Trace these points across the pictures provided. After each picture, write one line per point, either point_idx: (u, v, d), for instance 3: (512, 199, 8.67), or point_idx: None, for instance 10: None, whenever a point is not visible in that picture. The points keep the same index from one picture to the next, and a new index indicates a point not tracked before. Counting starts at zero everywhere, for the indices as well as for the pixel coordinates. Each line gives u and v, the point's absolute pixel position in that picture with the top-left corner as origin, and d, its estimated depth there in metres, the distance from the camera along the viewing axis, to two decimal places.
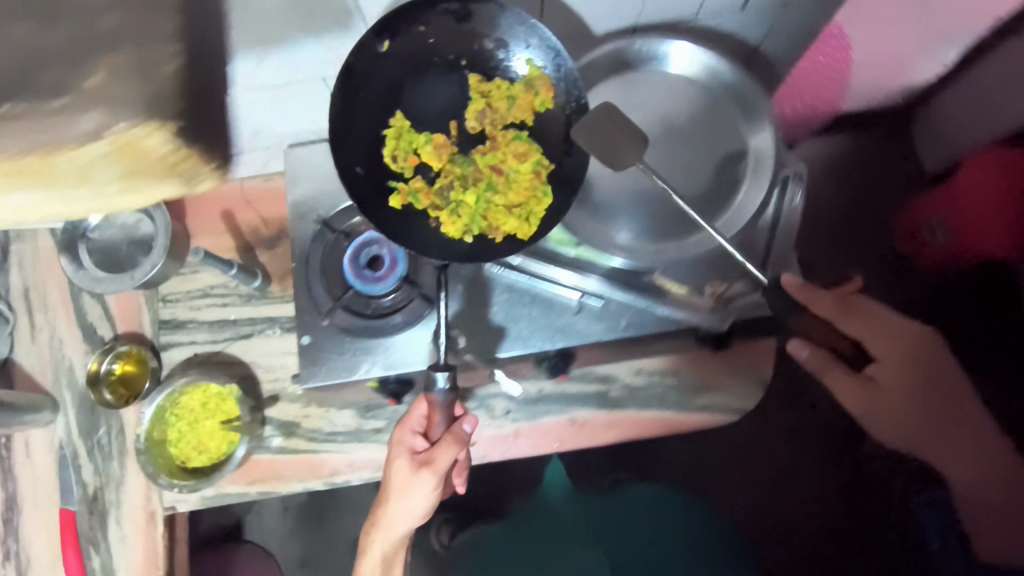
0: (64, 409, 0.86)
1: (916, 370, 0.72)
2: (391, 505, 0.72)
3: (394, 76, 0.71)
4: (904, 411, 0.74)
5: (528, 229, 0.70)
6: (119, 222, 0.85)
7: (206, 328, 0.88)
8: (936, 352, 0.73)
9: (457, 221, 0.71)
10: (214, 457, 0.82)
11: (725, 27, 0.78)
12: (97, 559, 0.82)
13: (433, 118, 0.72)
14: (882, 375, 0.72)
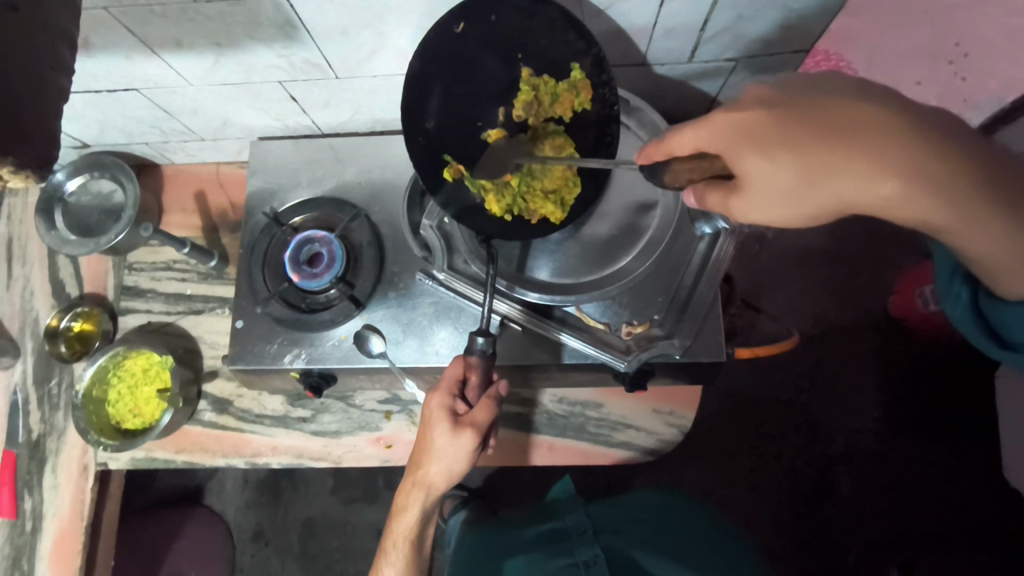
0: (24, 357, 0.92)
1: (757, 140, 0.46)
2: (429, 467, 0.68)
3: (459, 53, 0.69)
4: (788, 195, 0.46)
5: (564, 214, 0.72)
6: (95, 190, 0.92)
7: (162, 300, 0.93)
8: (833, 101, 0.44)
9: (502, 201, 0.72)
10: (148, 421, 0.88)
11: (676, 74, 0.79)
12: (29, 502, 0.87)
13: (479, 105, 0.72)
14: (736, 165, 0.47)
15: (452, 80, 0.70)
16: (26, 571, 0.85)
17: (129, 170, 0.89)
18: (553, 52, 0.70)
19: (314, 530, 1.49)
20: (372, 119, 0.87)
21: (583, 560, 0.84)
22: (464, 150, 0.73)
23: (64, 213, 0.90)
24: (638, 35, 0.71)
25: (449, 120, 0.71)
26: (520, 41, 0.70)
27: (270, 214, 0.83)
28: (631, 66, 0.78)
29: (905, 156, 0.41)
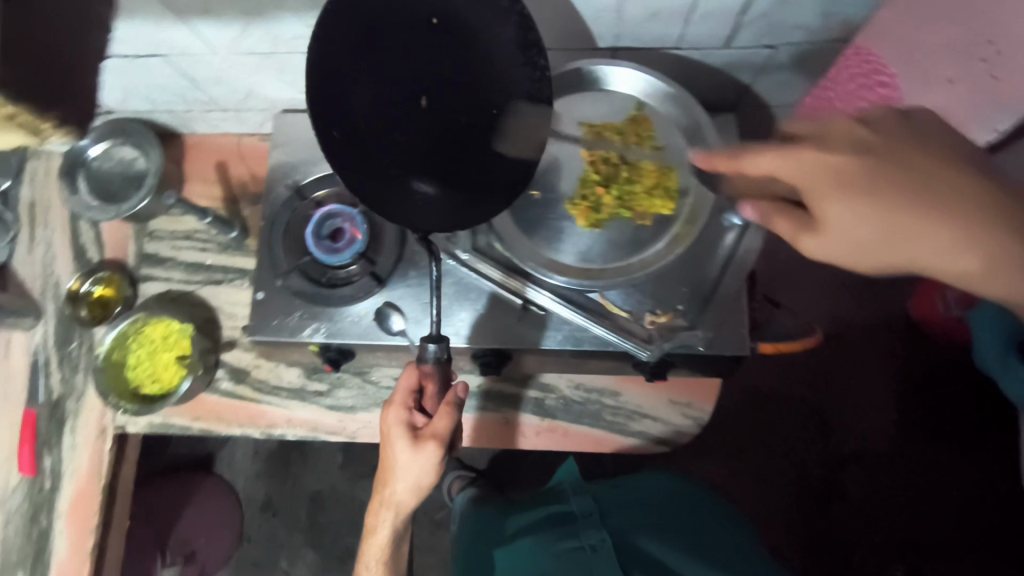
0: (44, 319, 0.93)
1: (843, 188, 0.49)
2: (391, 486, 0.68)
3: (362, 29, 0.58)
4: (877, 245, 0.49)
5: (672, 204, 0.75)
6: (117, 157, 0.91)
7: (182, 269, 0.93)
8: (864, 230, 0.49)
9: (593, 212, 0.75)
10: (165, 388, 0.87)
11: (711, 60, 0.77)
12: (49, 459, 0.88)
13: (393, 87, 0.61)
14: (819, 206, 0.50)
15: (356, 55, 0.58)
16: (44, 528, 0.86)
17: (155, 139, 0.88)
18: (475, 23, 0.62)
19: (321, 503, 1.53)
20: None
21: (587, 544, 0.85)
22: (383, 134, 0.61)
23: (86, 179, 0.89)
24: (674, 17, 0.68)
25: (361, 104, 0.59)
26: (432, 3, 0.61)
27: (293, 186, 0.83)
28: (662, 50, 0.75)
29: (950, 246, 0.48)
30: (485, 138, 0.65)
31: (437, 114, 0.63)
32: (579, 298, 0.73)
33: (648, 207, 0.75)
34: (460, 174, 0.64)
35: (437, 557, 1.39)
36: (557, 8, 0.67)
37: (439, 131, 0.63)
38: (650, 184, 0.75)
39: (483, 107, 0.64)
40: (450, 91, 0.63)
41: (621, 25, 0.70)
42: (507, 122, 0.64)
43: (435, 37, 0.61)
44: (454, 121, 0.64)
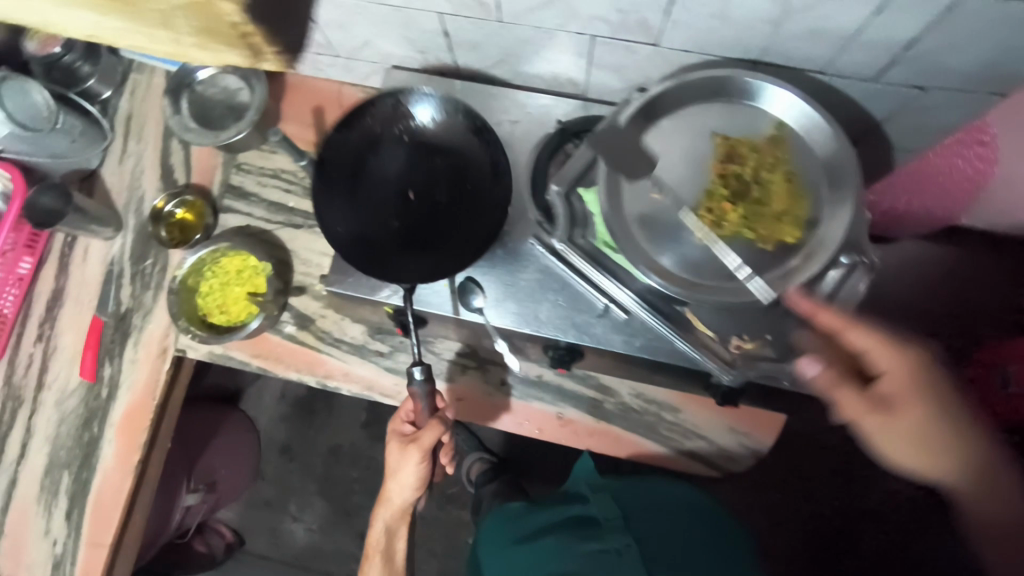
0: (124, 232, 0.94)
1: (901, 383, 0.56)
2: (388, 485, 0.79)
3: (354, 142, 0.77)
4: (905, 444, 0.57)
5: (800, 233, 0.58)
6: (222, 84, 0.91)
7: (264, 207, 0.94)
8: (908, 423, 0.56)
9: (713, 222, 0.60)
10: (232, 321, 0.88)
11: (852, 91, 0.69)
12: (108, 370, 0.90)
13: (386, 182, 0.78)
14: (886, 388, 0.57)
15: (353, 166, 0.77)
16: (94, 435, 0.88)
17: (262, 74, 0.88)
18: (460, 141, 0.78)
19: (339, 457, 1.56)
20: (513, 71, 0.82)
21: (615, 549, 0.86)
22: (380, 223, 0.77)
23: (189, 100, 0.90)
24: (833, 41, 0.61)
25: (377, 211, 0.77)
26: (406, 124, 0.78)
27: None
28: (807, 72, 0.67)
29: (951, 466, 0.58)
30: (469, 216, 0.77)
31: (420, 202, 0.78)
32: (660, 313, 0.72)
33: (772, 235, 0.59)
34: (448, 245, 0.75)
35: (444, 531, 1.40)
36: (708, 30, 0.63)
37: (422, 211, 0.78)
38: (781, 210, 0.59)
39: (459, 184, 0.78)
40: (424, 179, 0.78)
41: (771, 42, 0.63)
42: (478, 197, 0.77)
43: (417, 150, 0.78)
44: (435, 201, 0.78)
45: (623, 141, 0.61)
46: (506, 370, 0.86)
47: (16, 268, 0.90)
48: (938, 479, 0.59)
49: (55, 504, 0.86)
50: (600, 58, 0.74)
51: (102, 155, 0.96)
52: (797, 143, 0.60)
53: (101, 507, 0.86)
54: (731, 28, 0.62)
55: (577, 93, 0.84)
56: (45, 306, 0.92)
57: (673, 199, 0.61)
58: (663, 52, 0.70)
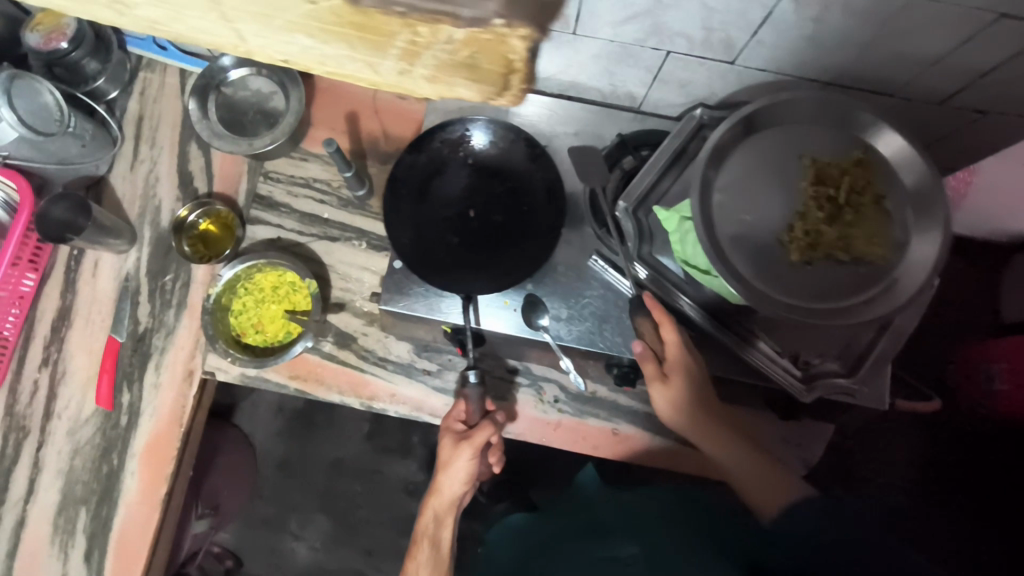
0: (139, 245, 0.87)
1: (681, 371, 0.70)
2: (439, 485, 0.76)
3: (419, 161, 0.78)
4: (683, 416, 0.71)
5: (888, 254, 0.60)
6: (253, 87, 0.86)
7: (296, 217, 0.88)
8: (689, 398, 0.70)
9: (809, 243, 0.60)
10: (268, 340, 0.83)
11: (916, 113, 0.72)
12: (127, 397, 0.83)
13: (448, 201, 0.78)
14: (671, 372, 0.70)
15: (418, 183, 0.77)
16: (113, 467, 0.81)
17: (299, 79, 0.84)
18: (520, 166, 0.78)
19: (341, 471, 1.48)
20: (569, 82, 0.80)
21: (623, 558, 0.72)
22: (441, 240, 0.76)
23: (218, 103, 0.85)
24: (915, 63, 0.64)
25: (441, 229, 0.77)
26: (468, 149, 0.78)
27: (452, 148, 0.78)
28: (877, 94, 0.70)
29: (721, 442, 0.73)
30: (524, 239, 0.76)
31: (481, 222, 0.77)
32: (722, 332, 0.70)
33: (861, 256, 0.60)
34: (505, 266, 0.75)
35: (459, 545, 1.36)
36: (794, 49, 0.64)
37: (482, 232, 0.77)
38: (871, 232, 0.60)
39: (516, 207, 0.77)
40: (485, 199, 0.78)
41: (853, 62, 0.65)
42: (535, 219, 0.77)
43: (477, 173, 0.78)
44: (492, 221, 0.77)
45: (720, 150, 0.62)
46: (560, 386, 0.85)
47: (19, 287, 0.81)
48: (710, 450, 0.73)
49: (72, 544, 0.79)
50: (668, 73, 0.73)
51: (111, 161, 0.88)
52: (882, 167, 0.62)
53: (125, 545, 0.79)
54: (819, 49, 0.64)
55: (630, 106, 0.83)
56: (51, 327, 0.84)
57: (764, 219, 0.61)
58: (739, 70, 0.70)
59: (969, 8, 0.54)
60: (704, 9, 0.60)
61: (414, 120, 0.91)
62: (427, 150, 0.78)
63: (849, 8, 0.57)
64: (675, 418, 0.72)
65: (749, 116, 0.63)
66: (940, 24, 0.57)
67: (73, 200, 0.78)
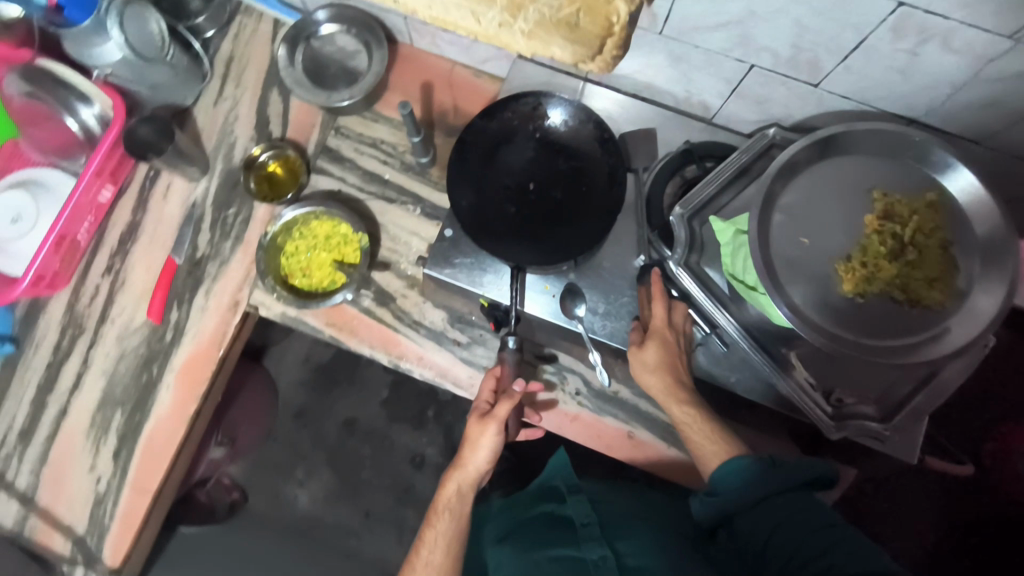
0: (209, 175, 0.91)
1: (659, 332, 0.70)
2: (466, 458, 0.74)
3: (496, 129, 0.80)
4: (658, 377, 0.69)
5: (944, 300, 0.58)
6: (340, 44, 0.90)
7: (358, 174, 0.91)
8: (664, 360, 0.69)
9: (864, 277, 0.59)
10: (313, 285, 0.87)
11: (1001, 165, 0.69)
12: (175, 315, 0.87)
13: (511, 172, 0.79)
14: (650, 332, 0.71)
15: (489, 150, 0.79)
16: (152, 377, 0.85)
17: (384, 42, 0.87)
18: (585, 146, 0.79)
19: (353, 430, 1.52)
20: (646, 84, 0.80)
21: (589, 558, 0.70)
22: (498, 209, 0.78)
23: (305, 53, 0.89)
24: (1008, 113, 0.62)
25: (499, 198, 0.78)
26: (538, 124, 0.79)
27: (523, 121, 0.79)
28: (962, 139, 0.68)
29: (692, 418, 0.69)
30: (580, 217, 0.77)
31: (540, 197, 0.78)
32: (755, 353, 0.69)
33: (917, 299, 0.59)
34: (557, 241, 0.76)
35: None
36: (884, 81, 0.63)
37: (539, 206, 0.78)
38: (932, 275, 0.59)
39: (575, 185, 0.78)
40: (548, 175, 0.79)
41: (943, 103, 0.64)
42: (592, 200, 0.78)
43: (543, 147, 0.79)
44: (551, 197, 0.78)
45: (790, 167, 0.62)
46: (584, 381, 0.85)
47: (97, 197, 0.87)
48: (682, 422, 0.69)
49: (104, 442, 0.84)
50: (748, 88, 0.73)
51: (197, 94, 0.93)
52: (954, 212, 0.60)
53: (151, 451, 0.83)
54: (909, 84, 0.62)
55: (702, 117, 0.83)
56: (119, 238, 0.89)
57: (821, 247, 0.61)
58: (822, 95, 0.69)
59: None
60: (797, 26, 0.59)
61: (485, 99, 0.92)
62: (498, 120, 0.79)
63: (950, 47, 0.56)
64: (648, 380, 0.70)
65: (826, 138, 0.62)
66: None
67: (157, 122, 0.82)
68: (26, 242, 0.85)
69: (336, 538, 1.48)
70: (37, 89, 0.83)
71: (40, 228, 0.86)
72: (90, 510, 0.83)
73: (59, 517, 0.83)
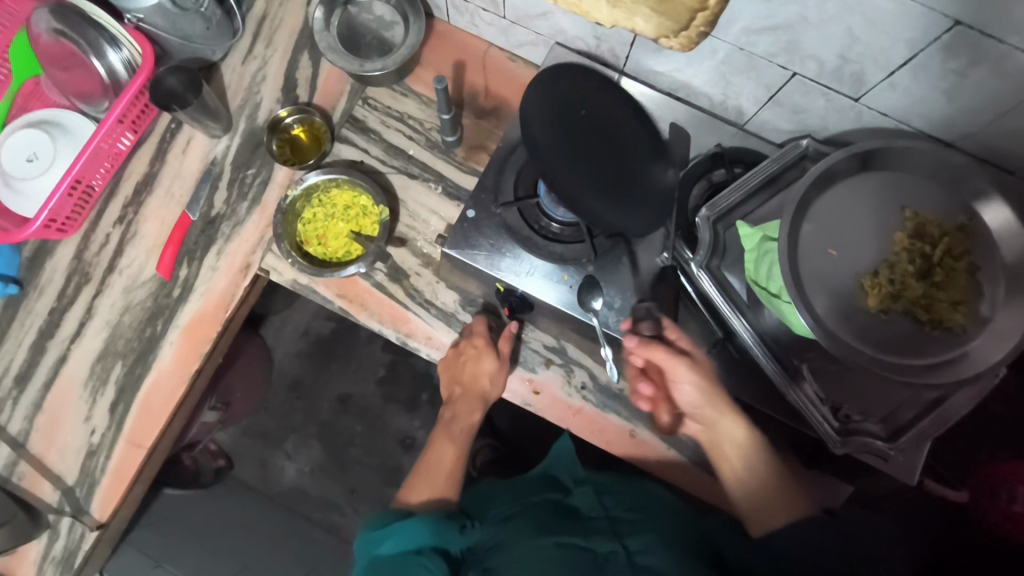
0: (231, 134, 0.90)
1: (694, 355, 0.72)
2: (485, 395, 0.83)
3: (549, 98, 0.65)
4: (709, 400, 0.71)
5: (965, 323, 0.59)
6: (376, 13, 0.89)
7: (383, 147, 0.89)
8: (714, 387, 0.71)
9: (888, 295, 0.59)
10: (327, 254, 0.86)
11: None
12: (185, 271, 0.86)
13: (573, 141, 0.63)
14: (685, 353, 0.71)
15: (555, 118, 0.64)
16: (156, 333, 0.84)
17: (422, 14, 0.85)
18: (619, 114, 0.67)
19: (346, 407, 1.51)
20: (683, 83, 0.80)
21: (598, 550, 0.69)
22: (586, 185, 0.61)
23: (341, 18, 0.88)
24: None
25: (579, 175, 0.61)
26: (575, 94, 0.66)
27: (558, 86, 0.66)
28: (995, 166, 0.68)
29: (739, 441, 0.71)
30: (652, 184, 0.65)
31: (607, 166, 0.63)
32: (767, 360, 0.69)
33: (940, 320, 0.59)
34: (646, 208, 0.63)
35: None
36: (926, 101, 0.63)
37: (616, 179, 0.63)
38: (957, 298, 0.59)
39: (629, 152, 0.65)
40: (596, 143, 0.64)
41: (983, 128, 0.64)
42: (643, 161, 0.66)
43: (586, 117, 0.65)
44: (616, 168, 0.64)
45: (825, 178, 0.62)
46: (590, 376, 0.85)
47: (116, 145, 0.85)
48: (734, 442, 0.71)
49: (101, 393, 0.83)
50: (786, 96, 0.72)
51: (226, 50, 0.91)
52: (982, 239, 0.60)
53: (148, 407, 0.82)
54: (952, 105, 0.62)
55: (734, 122, 0.82)
56: (134, 189, 0.88)
57: (848, 260, 0.60)
58: (862, 109, 0.69)
59: None
60: (849, 36, 0.59)
61: (518, 84, 0.91)
62: (540, 90, 0.65)
63: (999, 71, 0.56)
64: (702, 405, 0.71)
65: (864, 153, 0.61)
66: None
67: (187, 74, 0.81)
68: (38, 183, 0.84)
69: (319, 513, 1.47)
70: (65, 27, 0.80)
71: (54, 171, 0.84)
72: (82, 461, 0.82)
73: (50, 465, 0.82)
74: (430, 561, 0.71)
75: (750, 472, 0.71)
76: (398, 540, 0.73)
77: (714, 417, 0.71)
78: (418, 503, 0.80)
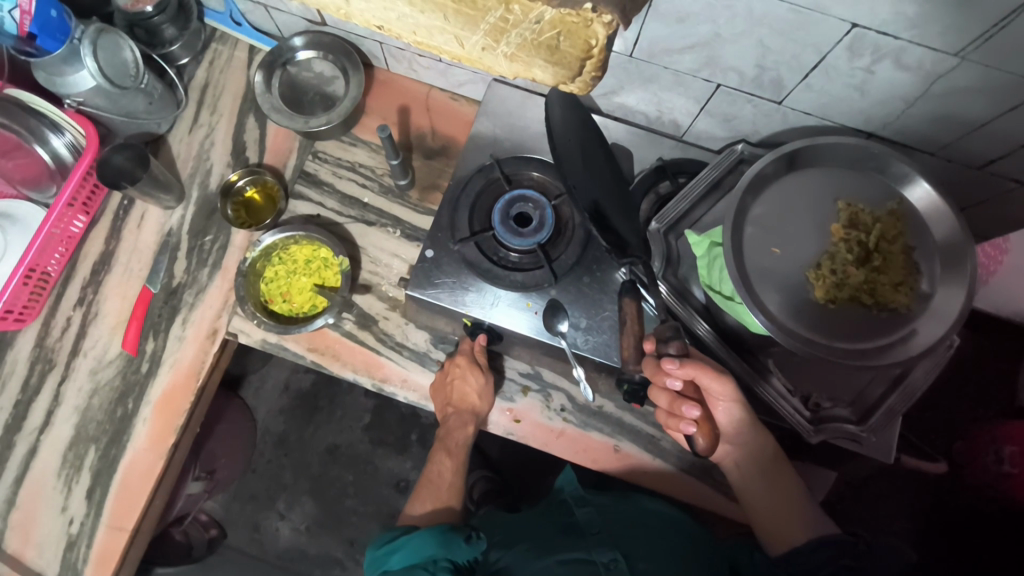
0: (185, 204, 0.90)
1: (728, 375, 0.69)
2: (478, 411, 0.82)
3: (576, 105, 0.76)
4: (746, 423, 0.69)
5: (907, 303, 0.61)
6: (317, 69, 0.91)
7: (337, 198, 0.91)
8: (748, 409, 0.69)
9: (834, 285, 0.62)
10: (292, 309, 0.86)
11: (953, 173, 0.73)
12: (151, 345, 0.85)
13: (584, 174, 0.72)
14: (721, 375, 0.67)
15: (577, 123, 0.74)
16: (128, 411, 0.83)
17: (360, 66, 0.88)
18: (599, 147, 0.76)
19: (336, 458, 1.49)
20: (619, 104, 0.83)
21: (601, 561, 0.71)
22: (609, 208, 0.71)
23: (282, 79, 0.89)
24: (958, 126, 0.66)
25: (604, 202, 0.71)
26: (572, 129, 0.73)
27: (564, 120, 0.73)
28: (918, 149, 0.72)
29: (767, 459, 0.71)
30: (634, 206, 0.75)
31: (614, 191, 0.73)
32: (734, 360, 0.71)
33: (884, 302, 0.62)
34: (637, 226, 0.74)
35: None
36: (842, 98, 0.67)
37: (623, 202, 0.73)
38: (897, 280, 0.62)
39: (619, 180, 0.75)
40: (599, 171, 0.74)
41: (899, 116, 0.67)
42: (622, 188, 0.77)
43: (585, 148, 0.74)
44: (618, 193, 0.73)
45: (759, 181, 0.65)
46: (568, 398, 0.85)
47: (69, 228, 0.85)
48: (763, 460, 0.71)
49: (77, 480, 0.81)
50: (715, 106, 0.76)
51: (172, 121, 0.92)
52: (913, 221, 0.63)
53: (126, 489, 0.81)
54: (866, 99, 0.66)
55: (673, 134, 0.85)
56: (91, 270, 0.88)
57: (791, 256, 0.63)
58: (786, 111, 0.72)
59: (1012, 76, 0.57)
60: (760, 47, 0.62)
61: (462, 122, 0.94)
62: (554, 124, 0.72)
63: (901, 64, 0.59)
64: (737, 428, 0.70)
65: (791, 153, 0.64)
66: (987, 89, 0.59)
67: (134, 150, 0.82)
68: None
69: (320, 571, 1.44)
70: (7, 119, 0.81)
71: (7, 261, 0.83)
72: (62, 553, 0.79)
73: (28, 564, 0.79)
74: (440, 571, 0.72)
75: (779, 488, 0.71)
76: (408, 552, 0.73)
77: (746, 438, 0.70)
78: (422, 516, 0.82)
